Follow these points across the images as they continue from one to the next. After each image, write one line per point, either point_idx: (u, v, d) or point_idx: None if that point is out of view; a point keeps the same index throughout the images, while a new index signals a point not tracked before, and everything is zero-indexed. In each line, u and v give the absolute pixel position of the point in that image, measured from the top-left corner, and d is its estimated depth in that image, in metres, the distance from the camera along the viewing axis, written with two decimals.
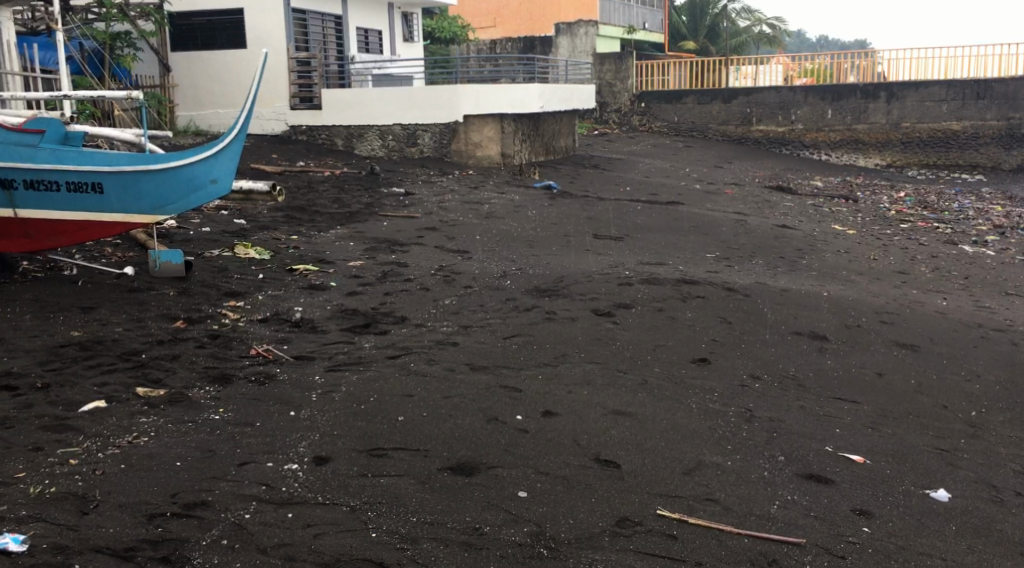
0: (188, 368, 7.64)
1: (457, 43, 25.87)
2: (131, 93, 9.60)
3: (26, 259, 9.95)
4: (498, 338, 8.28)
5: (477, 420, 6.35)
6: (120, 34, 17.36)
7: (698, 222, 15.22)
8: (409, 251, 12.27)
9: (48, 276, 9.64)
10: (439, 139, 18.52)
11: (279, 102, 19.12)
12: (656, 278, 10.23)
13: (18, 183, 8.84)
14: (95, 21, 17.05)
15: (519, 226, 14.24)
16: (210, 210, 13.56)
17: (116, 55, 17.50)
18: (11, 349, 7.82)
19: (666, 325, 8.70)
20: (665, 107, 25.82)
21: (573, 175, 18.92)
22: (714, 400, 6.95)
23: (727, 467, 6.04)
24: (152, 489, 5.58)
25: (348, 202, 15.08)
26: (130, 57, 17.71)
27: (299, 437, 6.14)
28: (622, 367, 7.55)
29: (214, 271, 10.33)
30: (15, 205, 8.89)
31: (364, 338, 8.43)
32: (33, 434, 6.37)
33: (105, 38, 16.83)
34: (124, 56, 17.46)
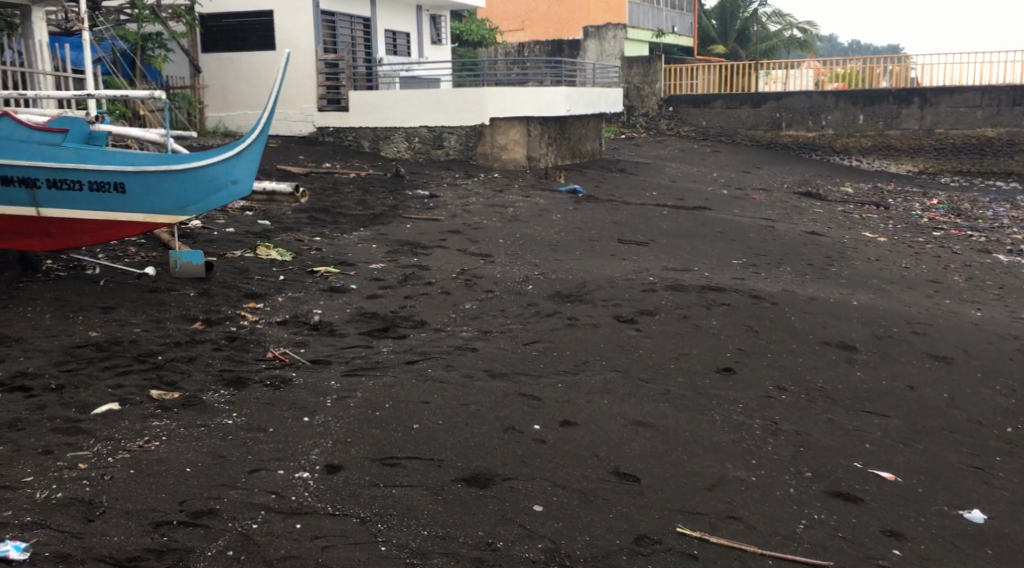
0: (204, 371, 7.52)
1: (485, 46, 25.75)
2: (154, 93, 9.51)
3: (48, 258, 9.89)
4: (518, 344, 8.12)
5: (494, 429, 6.19)
6: (150, 36, 17.42)
7: (726, 228, 14.99)
8: (432, 254, 12.13)
9: (70, 274, 9.58)
10: (465, 141, 18.33)
11: (307, 104, 19.06)
12: (681, 284, 10.04)
13: (40, 182, 8.73)
14: (127, 22, 17.16)
15: (543, 230, 14.08)
16: (234, 211, 13.47)
17: (147, 55, 17.52)
18: (27, 348, 7.73)
19: (690, 333, 8.50)
20: (694, 111, 25.70)
21: (599, 179, 18.74)
22: (739, 412, 6.74)
23: (752, 483, 5.84)
24: (160, 496, 5.46)
25: (372, 204, 14.97)
26: (160, 57, 17.73)
27: (311, 444, 6.00)
28: (644, 376, 7.35)
29: (235, 272, 10.22)
30: (37, 204, 8.78)
31: (382, 342, 8.28)
32: (44, 437, 6.27)
33: (137, 38, 16.87)
34: (154, 57, 17.48)
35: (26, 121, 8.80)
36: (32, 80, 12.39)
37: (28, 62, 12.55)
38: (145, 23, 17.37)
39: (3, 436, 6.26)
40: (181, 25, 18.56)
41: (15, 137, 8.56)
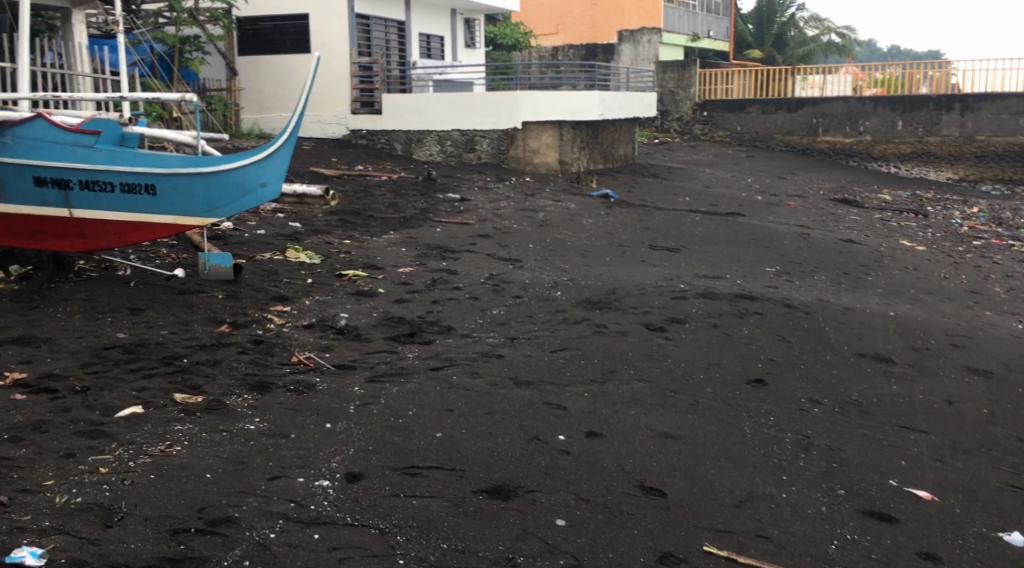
0: (228, 374, 7.44)
1: (519, 49, 25.64)
2: (185, 96, 9.51)
3: (81, 258, 9.87)
4: (545, 351, 8.01)
5: (518, 439, 6.07)
6: (189, 38, 17.54)
7: (759, 235, 14.80)
8: (460, 259, 12.04)
9: (102, 275, 9.58)
10: (497, 145, 18.29)
11: (340, 106, 19.07)
12: (712, 292, 9.89)
13: (73, 183, 8.76)
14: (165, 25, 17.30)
15: (573, 235, 13.95)
16: (265, 213, 13.45)
17: (184, 58, 17.62)
18: (54, 349, 7.70)
19: (721, 342, 8.35)
20: (729, 116, 25.51)
21: (632, 184, 18.59)
22: (770, 425, 6.58)
23: (782, 500, 5.69)
24: (178, 502, 5.38)
25: (403, 207, 14.90)
26: (197, 60, 17.82)
27: (332, 451, 5.91)
28: (673, 386, 7.21)
29: (263, 275, 10.17)
30: (70, 204, 8.81)
31: (408, 348, 8.19)
32: (67, 440, 6.21)
33: (175, 40, 16.99)
34: (191, 60, 17.59)
35: (61, 123, 8.84)
36: (70, 81, 12.36)
37: (68, 64, 12.51)
38: (184, 26, 17.45)
39: (26, 438, 6.20)
40: (217, 30, 18.64)
41: (50, 138, 8.61)
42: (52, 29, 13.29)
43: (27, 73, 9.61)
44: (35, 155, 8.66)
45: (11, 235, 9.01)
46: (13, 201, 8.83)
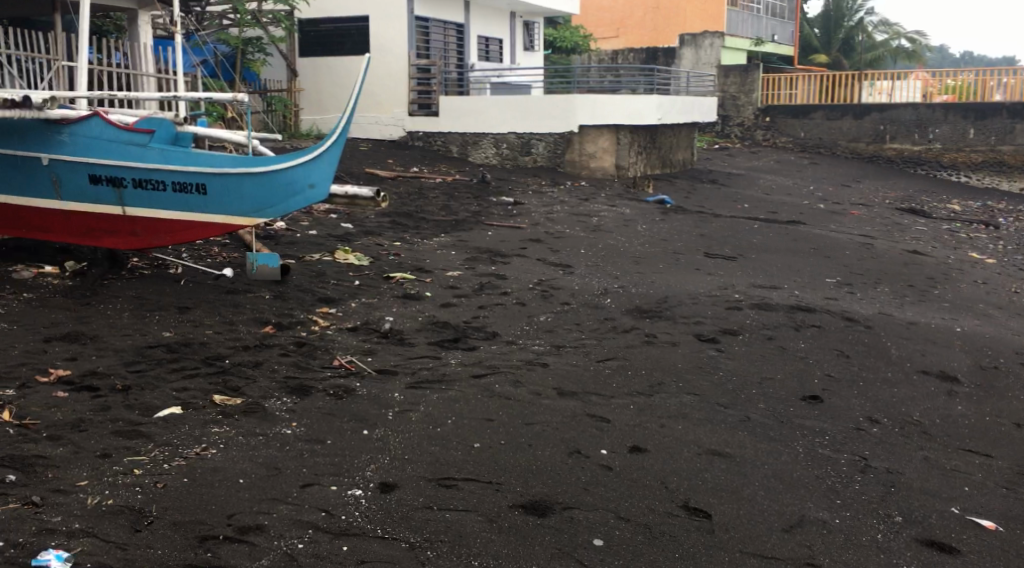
0: (269, 377, 7.25)
1: (578, 52, 25.45)
2: (237, 96, 9.43)
3: (133, 256, 9.81)
4: (592, 361, 7.82)
5: (558, 452, 5.89)
6: (252, 40, 17.18)
7: (820, 244, 14.46)
8: (511, 263, 11.88)
9: (153, 273, 9.50)
10: (553, 148, 18.17)
11: (398, 108, 18.97)
12: (769, 303, 9.77)
13: (127, 182, 8.72)
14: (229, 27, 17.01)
15: (628, 241, 13.73)
16: (319, 213, 13.40)
17: (246, 59, 17.49)
18: (99, 347, 7.63)
19: (776, 357, 8.11)
20: (793, 121, 25.25)
21: (689, 190, 18.31)
22: (825, 445, 6.30)
23: (834, 526, 5.44)
24: (209, 507, 5.26)
25: (456, 210, 14.79)
26: (258, 62, 17.68)
27: (367, 459, 5.76)
28: (723, 401, 6.96)
29: (311, 276, 10.09)
30: (123, 203, 8.78)
31: (452, 354, 8.05)
32: (104, 439, 5.96)
33: (237, 43, 16.76)
34: (253, 61, 17.44)
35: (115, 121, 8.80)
36: (135, 82, 12.32)
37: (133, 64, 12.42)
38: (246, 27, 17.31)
39: (64, 436, 5.95)
40: (280, 30, 18.50)
41: (105, 137, 8.56)
42: (120, 30, 13.50)
43: (86, 72, 9.36)
44: (91, 153, 8.61)
45: (66, 233, 8.98)
46: (67, 199, 8.79)
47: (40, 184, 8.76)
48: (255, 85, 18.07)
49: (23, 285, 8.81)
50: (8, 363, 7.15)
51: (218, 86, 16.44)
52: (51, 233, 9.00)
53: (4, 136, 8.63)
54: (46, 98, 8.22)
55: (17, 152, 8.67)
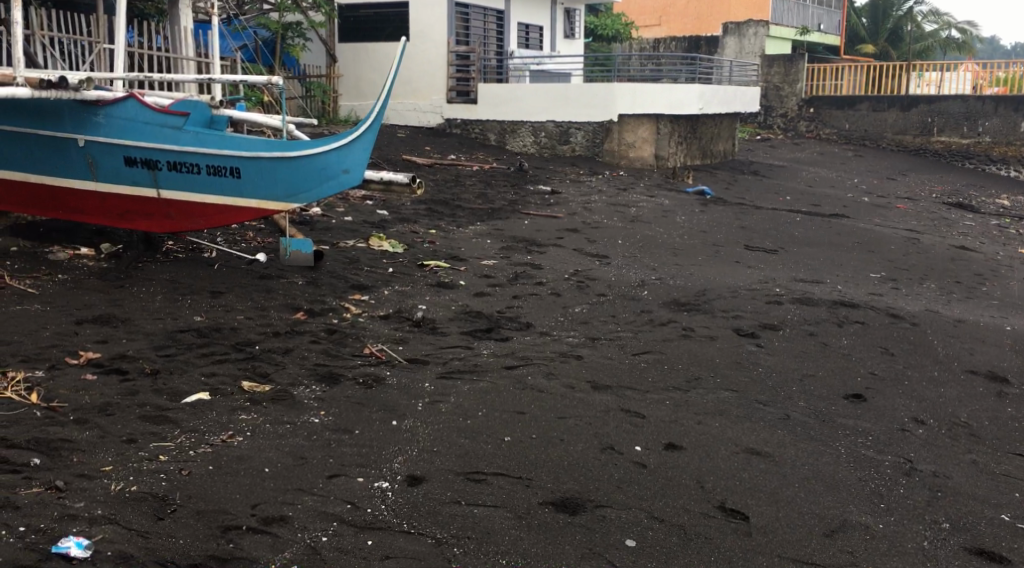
0: (299, 364, 7.14)
1: (620, 40, 25.17)
2: (272, 78, 9.30)
3: (168, 239, 9.74)
4: (627, 354, 7.68)
5: (590, 447, 5.73)
6: (291, 25, 17.04)
7: (864, 238, 14.18)
8: (547, 252, 11.73)
9: (187, 257, 9.42)
10: (592, 137, 17.91)
11: (436, 95, 18.85)
12: (811, 298, 9.66)
13: (162, 164, 8.64)
14: (269, 11, 16.85)
15: (667, 232, 13.53)
16: (355, 199, 13.31)
17: (285, 44, 17.30)
18: (130, 330, 7.55)
19: (818, 354, 7.94)
20: (837, 113, 24.87)
21: (730, 181, 18.06)
22: (868, 446, 6.09)
23: (878, 531, 5.24)
24: (233, 496, 5.16)
25: (493, 198, 14.65)
26: (299, 47, 17.45)
27: (396, 451, 5.63)
28: (762, 398, 6.77)
29: (345, 263, 9.98)
30: (158, 185, 8.71)
31: (484, 344, 7.91)
32: (131, 424, 5.83)
33: (276, 28, 16.65)
34: (293, 46, 17.24)
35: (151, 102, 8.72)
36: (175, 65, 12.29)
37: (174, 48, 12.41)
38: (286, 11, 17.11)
39: (90, 420, 5.83)
40: (320, 15, 18.33)
41: (141, 118, 8.49)
42: (162, 15, 13.11)
43: (124, 53, 9.29)
44: (126, 135, 8.54)
45: (101, 214, 8.93)
46: (103, 181, 8.74)
47: (76, 165, 8.71)
48: (295, 70, 17.99)
49: (56, 266, 8.77)
50: (39, 345, 7.09)
51: (256, 71, 16.36)
52: (86, 215, 8.96)
53: (39, 116, 8.55)
54: (83, 79, 8.13)
55: (53, 133, 8.61)
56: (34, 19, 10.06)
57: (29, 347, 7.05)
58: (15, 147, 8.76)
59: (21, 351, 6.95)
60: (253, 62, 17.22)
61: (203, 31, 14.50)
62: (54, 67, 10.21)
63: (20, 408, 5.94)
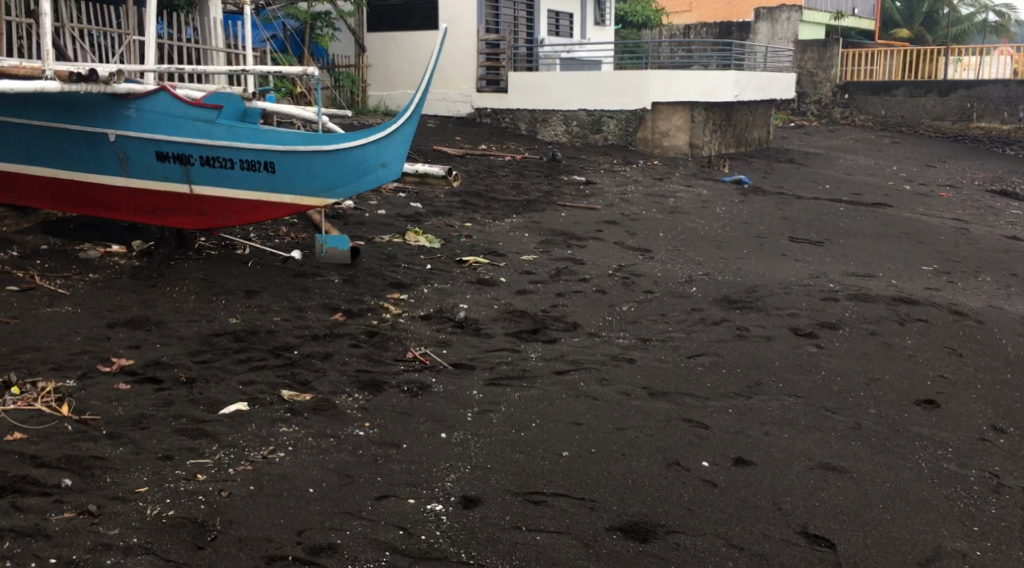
0: (339, 370, 6.80)
1: (650, 27, 24.61)
2: (307, 69, 8.92)
3: (200, 236, 9.44)
4: (682, 357, 7.31)
5: (655, 464, 5.39)
6: (320, 15, 16.69)
7: (911, 228, 13.71)
8: (586, 246, 11.35)
9: (220, 254, 9.13)
10: (625, 126, 17.55)
11: (466, 84, 18.57)
12: (867, 294, 9.25)
13: (194, 159, 8.34)
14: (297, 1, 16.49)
15: (707, 224, 13.12)
16: (387, 192, 12.96)
17: (314, 34, 16.92)
18: (164, 335, 7.26)
19: (881, 355, 7.55)
20: (873, 99, 24.30)
21: (767, 170, 17.61)
22: (949, 459, 5.71)
23: (975, 559, 4.86)
24: (277, 522, 4.85)
25: (526, 189, 14.28)
26: (328, 37, 17.07)
27: (447, 468, 5.32)
28: (830, 405, 6.38)
29: (382, 259, 9.66)
30: (191, 181, 8.41)
31: (531, 346, 7.55)
32: (167, 439, 5.52)
33: (305, 17, 16.31)
34: (321, 37, 16.86)
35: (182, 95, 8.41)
36: (205, 56, 11.99)
37: (202, 39, 12.12)
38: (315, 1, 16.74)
39: (124, 435, 5.52)
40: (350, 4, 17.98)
41: (173, 112, 8.18)
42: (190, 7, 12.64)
43: (155, 45, 8.98)
44: (158, 129, 8.24)
45: (132, 210, 8.64)
46: (133, 176, 8.44)
47: (107, 160, 8.41)
48: (324, 60, 17.62)
49: (88, 265, 8.50)
50: (69, 351, 6.80)
51: (286, 61, 16.06)
52: (117, 212, 8.68)
53: (68, 111, 8.26)
54: (113, 73, 7.83)
55: (83, 128, 8.32)
56: (64, 12, 9.87)
57: (60, 353, 6.76)
58: (44, 143, 8.48)
59: (52, 358, 6.66)
60: (282, 52, 16.89)
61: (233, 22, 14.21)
62: (84, 60, 10.02)
63: (51, 421, 5.65)
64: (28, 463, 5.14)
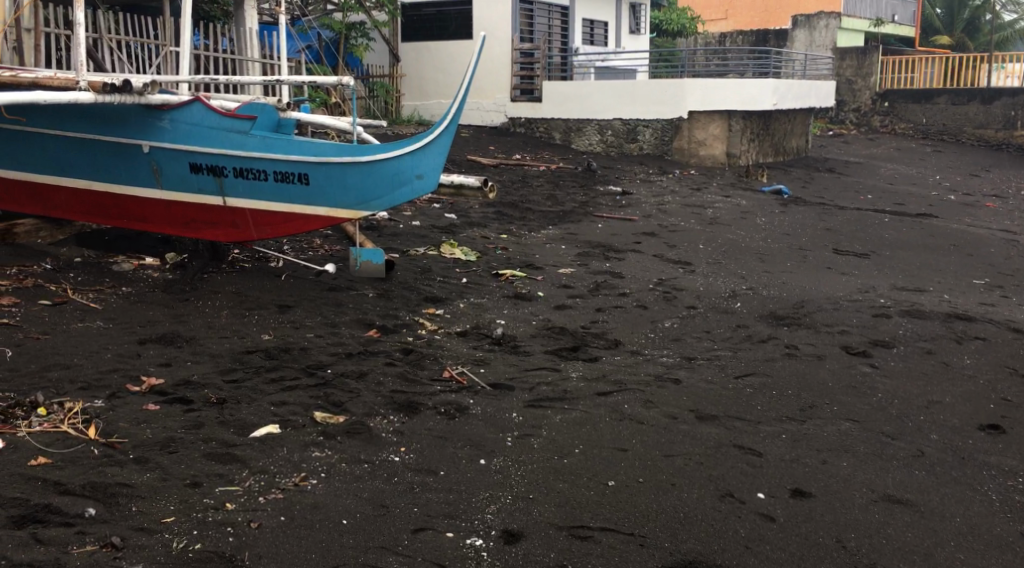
0: (374, 389, 6.54)
1: (684, 36, 24.27)
2: (342, 80, 8.67)
3: (233, 249, 9.25)
4: (729, 377, 7.00)
5: (707, 495, 5.17)
6: (355, 25, 16.50)
7: (961, 240, 13.28)
8: (625, 259, 11.06)
9: (254, 267, 8.93)
10: (661, 135, 17.13)
11: (500, 94, 18.35)
12: (920, 310, 8.89)
13: (228, 170, 8.14)
14: (332, 11, 16.32)
15: (748, 236, 12.78)
16: (422, 203, 12.74)
17: (350, 45, 16.74)
18: (195, 352, 7.04)
19: (939, 376, 7.21)
20: (913, 107, 23.82)
21: (806, 180, 17.23)
22: (1020, 491, 5.42)
23: None
24: (309, 557, 4.64)
25: (562, 199, 14.01)
26: (363, 47, 16.88)
27: (487, 498, 5.09)
28: (889, 430, 6.10)
29: (417, 273, 9.42)
30: (224, 193, 8.21)
31: (572, 365, 7.27)
32: (196, 464, 5.30)
33: (340, 27, 16.13)
34: (357, 47, 16.68)
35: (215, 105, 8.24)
36: (241, 67, 11.87)
37: (238, 50, 12.01)
38: (349, 11, 16.55)
39: (152, 460, 5.30)
40: (384, 15, 17.80)
41: (207, 123, 8.00)
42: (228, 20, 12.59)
43: (189, 55, 8.75)
44: (192, 141, 8.06)
45: (165, 222, 8.46)
46: (167, 188, 8.26)
47: (140, 172, 8.24)
48: (359, 70, 17.45)
49: (121, 278, 8.32)
50: (98, 369, 6.59)
51: (321, 71, 15.89)
52: (150, 224, 8.49)
53: (101, 122, 8.10)
54: (147, 83, 7.65)
55: (117, 139, 8.15)
56: (102, 24, 9.93)
57: (88, 371, 6.56)
58: (78, 155, 8.32)
59: (80, 377, 6.45)
60: (317, 63, 16.72)
61: (268, 32, 14.07)
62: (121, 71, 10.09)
63: (77, 444, 5.43)
64: (51, 490, 4.94)
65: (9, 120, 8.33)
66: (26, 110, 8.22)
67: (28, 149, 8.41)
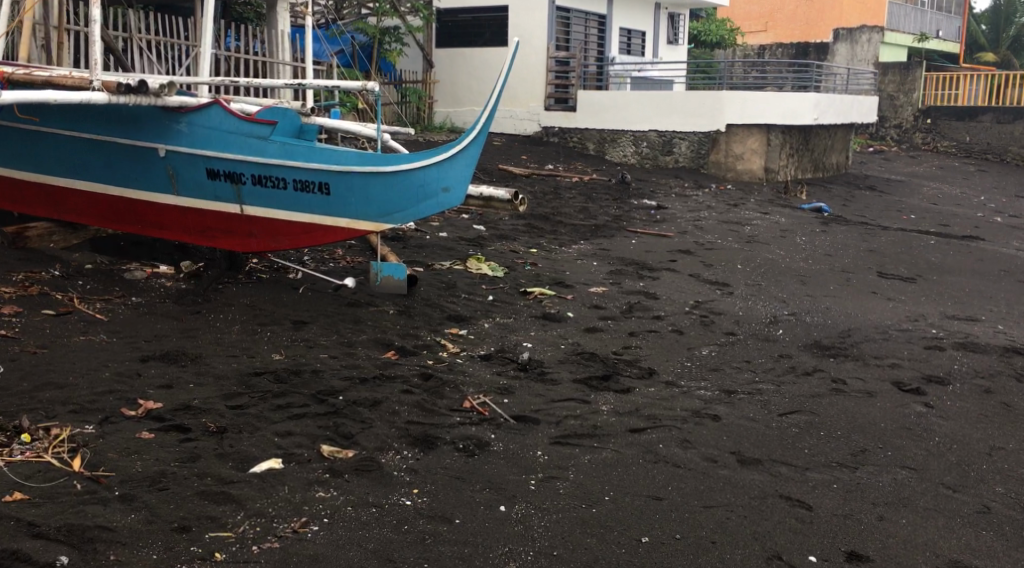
0: (389, 417, 6.03)
1: (723, 47, 23.66)
2: (367, 84, 8.15)
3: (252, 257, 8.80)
4: (772, 414, 6.45)
5: (751, 557, 4.78)
6: (390, 30, 15.97)
7: (1010, 266, 12.65)
8: (660, 278, 10.51)
9: (272, 278, 8.48)
10: (697, 148, 16.50)
11: (535, 102, 17.86)
12: (975, 343, 8.28)
13: (246, 177, 7.68)
14: (367, 15, 15.80)
15: (788, 256, 12.19)
16: (450, 213, 12.25)
17: (383, 49, 16.20)
18: (200, 371, 6.57)
19: (1000, 419, 6.62)
20: (958, 124, 23.11)
21: (848, 197, 16.60)
22: None
23: None
24: None
25: (594, 213, 13.49)
26: (398, 52, 16.35)
27: (505, 554, 4.69)
28: (950, 482, 5.59)
29: (441, 288, 8.93)
30: (242, 201, 7.74)
31: (602, 395, 6.74)
32: (186, 504, 4.86)
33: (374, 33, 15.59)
34: (391, 53, 16.17)
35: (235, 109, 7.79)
36: (270, 70, 11.45)
37: (269, 52, 11.62)
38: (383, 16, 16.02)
39: (139, 498, 4.86)
40: (418, 19, 17.26)
41: (226, 127, 7.56)
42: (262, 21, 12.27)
43: (209, 56, 8.22)
44: (210, 146, 7.61)
45: (181, 230, 8.00)
46: (183, 194, 7.80)
47: (156, 177, 7.79)
48: (393, 75, 16.92)
49: (132, 287, 7.90)
50: (94, 388, 6.14)
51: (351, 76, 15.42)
52: (165, 231, 8.04)
53: (116, 123, 7.68)
54: (164, 84, 7.22)
55: (131, 142, 7.72)
56: (132, 23, 9.67)
57: (83, 392, 6.09)
58: (92, 157, 7.89)
59: (75, 397, 6.01)
60: (350, 67, 16.21)
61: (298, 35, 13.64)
62: (149, 73, 9.78)
63: (59, 477, 4.98)
64: (23, 534, 4.55)
65: (24, 120, 7.93)
66: (41, 110, 7.82)
67: (42, 151, 8.01)
